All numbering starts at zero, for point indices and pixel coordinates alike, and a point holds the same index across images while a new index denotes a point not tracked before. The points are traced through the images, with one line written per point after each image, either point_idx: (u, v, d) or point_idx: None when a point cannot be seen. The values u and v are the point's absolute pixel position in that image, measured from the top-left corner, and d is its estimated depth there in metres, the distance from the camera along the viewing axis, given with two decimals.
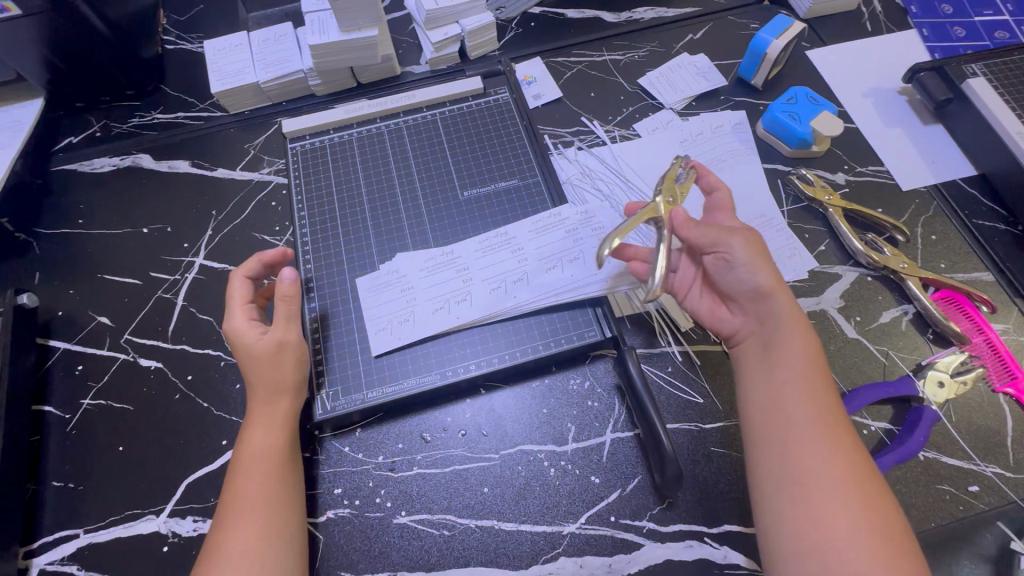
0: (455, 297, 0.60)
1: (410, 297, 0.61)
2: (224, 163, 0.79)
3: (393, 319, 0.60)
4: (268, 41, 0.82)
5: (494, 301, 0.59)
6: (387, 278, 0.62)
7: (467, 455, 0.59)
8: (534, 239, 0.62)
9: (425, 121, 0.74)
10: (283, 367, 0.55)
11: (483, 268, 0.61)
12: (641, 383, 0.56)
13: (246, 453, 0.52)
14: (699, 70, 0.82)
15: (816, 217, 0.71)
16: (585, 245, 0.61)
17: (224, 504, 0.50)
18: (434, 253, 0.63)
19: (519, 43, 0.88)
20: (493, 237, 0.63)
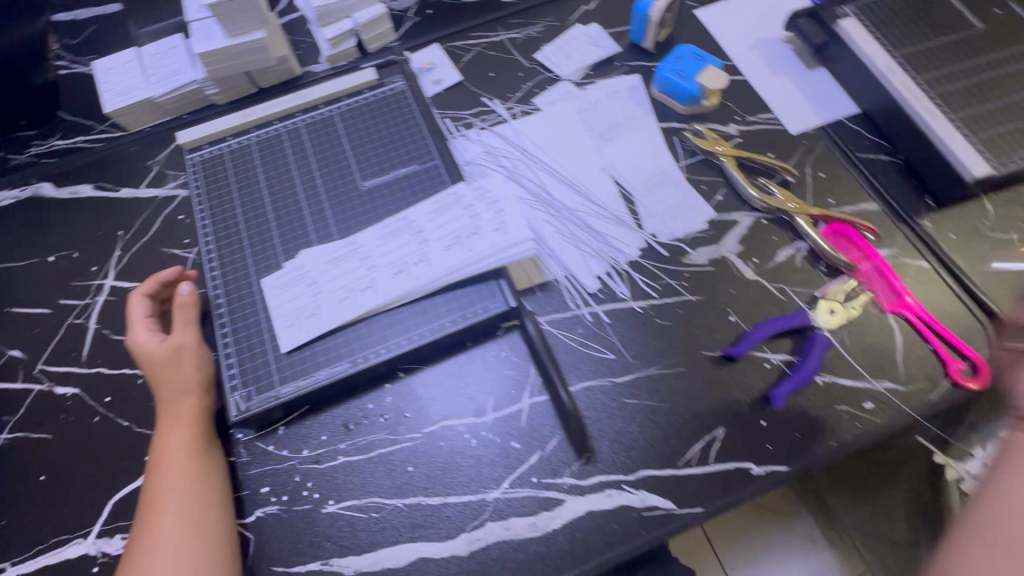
0: (360, 285, 0.61)
1: (315, 291, 0.61)
2: (127, 182, 0.78)
3: (300, 314, 0.60)
4: (159, 55, 0.81)
5: (397, 284, 0.60)
6: (292, 275, 0.63)
7: (390, 437, 0.60)
8: (434, 220, 0.63)
9: (322, 117, 0.74)
10: (183, 369, 0.60)
11: (385, 254, 0.62)
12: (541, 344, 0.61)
13: (161, 457, 0.57)
14: (592, 39, 0.84)
15: (713, 169, 0.73)
16: (482, 219, 0.62)
17: (146, 501, 0.56)
18: (337, 245, 0.64)
19: (417, 31, 0.88)
20: (394, 224, 0.64)
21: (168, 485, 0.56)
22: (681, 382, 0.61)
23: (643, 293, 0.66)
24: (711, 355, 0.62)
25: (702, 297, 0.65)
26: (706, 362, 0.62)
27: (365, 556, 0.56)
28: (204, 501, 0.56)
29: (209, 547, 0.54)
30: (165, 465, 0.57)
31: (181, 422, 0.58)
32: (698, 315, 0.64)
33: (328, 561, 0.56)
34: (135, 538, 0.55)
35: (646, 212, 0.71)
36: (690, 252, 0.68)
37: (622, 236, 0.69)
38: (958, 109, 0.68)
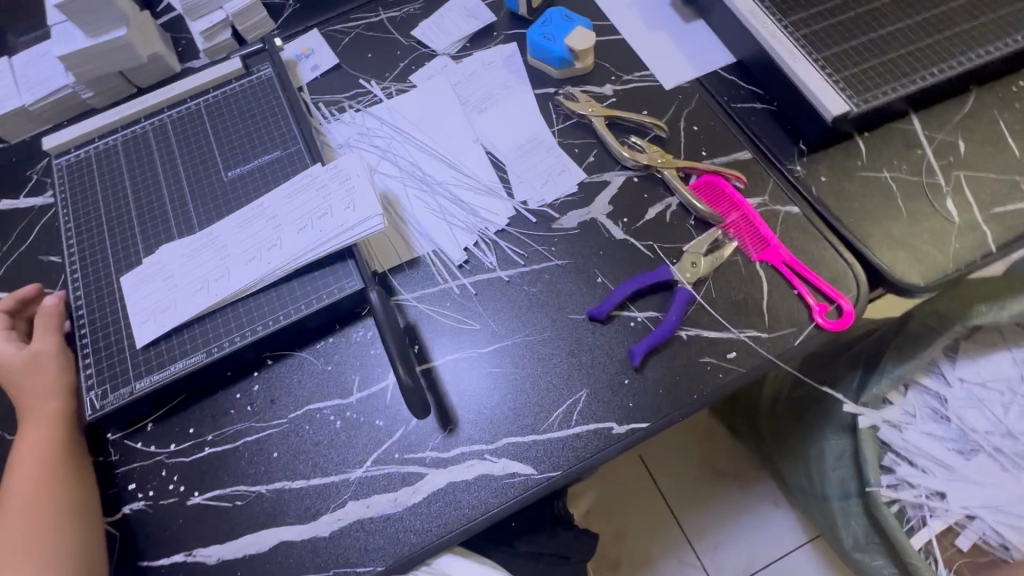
0: (214, 275, 0.60)
1: (171, 285, 0.61)
2: (6, 193, 0.78)
3: (155, 309, 0.60)
4: (30, 63, 0.80)
5: (249, 271, 0.60)
6: (150, 272, 0.62)
7: (257, 425, 0.60)
8: (288, 203, 0.62)
9: (188, 111, 0.73)
10: (46, 374, 0.60)
11: (239, 242, 0.62)
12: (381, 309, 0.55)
13: (18, 461, 0.56)
14: (469, 10, 0.82)
15: (586, 131, 0.72)
16: (333, 198, 0.61)
17: (3, 509, 0.55)
18: (194, 238, 0.63)
19: (295, 17, 0.86)
20: (250, 211, 0.63)
21: (25, 491, 0.55)
22: (547, 347, 0.60)
23: (510, 262, 0.65)
24: (577, 318, 0.61)
25: (568, 260, 0.64)
26: (571, 325, 0.61)
27: (229, 544, 0.55)
28: (63, 506, 0.55)
29: (68, 549, 0.53)
30: (21, 471, 0.56)
31: (40, 427, 0.57)
32: (565, 279, 0.63)
33: (192, 552, 0.56)
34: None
35: (516, 179, 0.70)
36: (559, 217, 0.67)
37: (492, 206, 0.68)
38: (824, 48, 0.66)
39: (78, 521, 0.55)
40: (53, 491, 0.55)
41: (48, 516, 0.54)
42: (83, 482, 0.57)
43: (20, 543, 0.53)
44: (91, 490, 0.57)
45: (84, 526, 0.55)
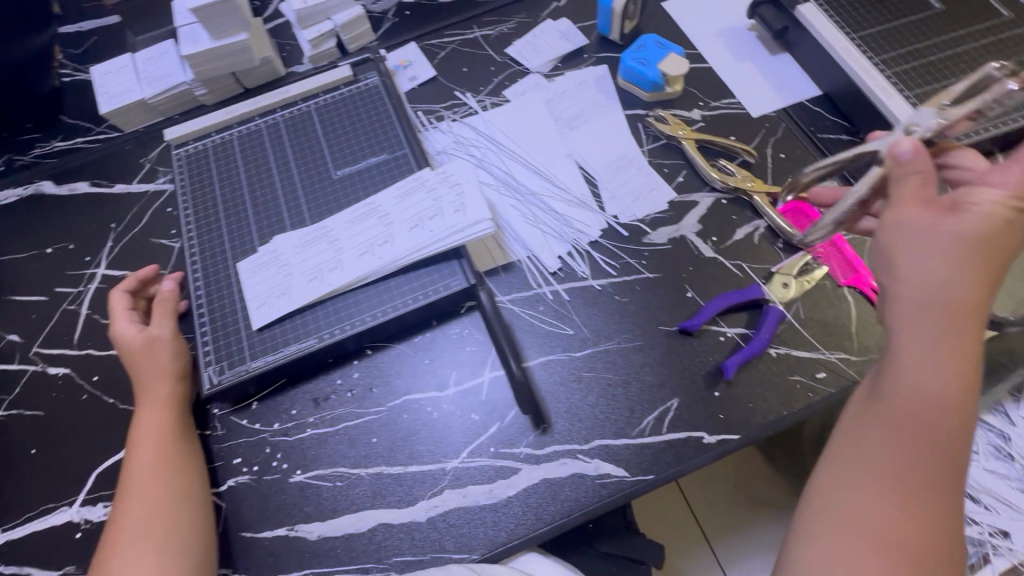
0: (328, 267, 0.64)
1: (286, 272, 0.65)
2: (121, 178, 0.83)
3: (271, 294, 0.64)
4: (151, 60, 0.86)
5: (362, 264, 0.64)
6: (264, 259, 0.66)
7: (357, 411, 0.63)
8: (399, 203, 0.66)
9: (300, 112, 0.78)
10: (165, 357, 0.64)
11: (352, 237, 0.66)
12: (493, 316, 0.61)
13: (138, 439, 0.60)
14: (562, 33, 0.87)
15: (675, 152, 0.75)
16: (444, 200, 0.65)
17: (125, 482, 0.58)
18: (307, 230, 0.67)
19: (395, 31, 0.92)
20: (362, 209, 0.67)
21: (146, 467, 0.58)
22: (638, 356, 0.63)
23: (602, 272, 0.68)
24: (667, 330, 0.64)
25: (659, 274, 0.67)
26: (661, 336, 0.63)
27: (330, 522, 0.58)
28: (182, 483, 0.57)
29: (187, 523, 0.55)
30: (143, 446, 0.59)
31: (160, 407, 0.61)
32: (655, 291, 0.66)
33: (294, 527, 0.58)
34: (114, 521, 0.56)
35: (607, 194, 0.73)
36: (650, 232, 0.70)
37: (585, 218, 0.71)
38: (919, 86, 0.69)
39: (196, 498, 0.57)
40: (174, 467, 0.58)
41: (169, 490, 0.56)
42: (198, 462, 0.60)
43: (138, 519, 0.55)
44: (203, 471, 0.60)
45: (201, 503, 0.57)
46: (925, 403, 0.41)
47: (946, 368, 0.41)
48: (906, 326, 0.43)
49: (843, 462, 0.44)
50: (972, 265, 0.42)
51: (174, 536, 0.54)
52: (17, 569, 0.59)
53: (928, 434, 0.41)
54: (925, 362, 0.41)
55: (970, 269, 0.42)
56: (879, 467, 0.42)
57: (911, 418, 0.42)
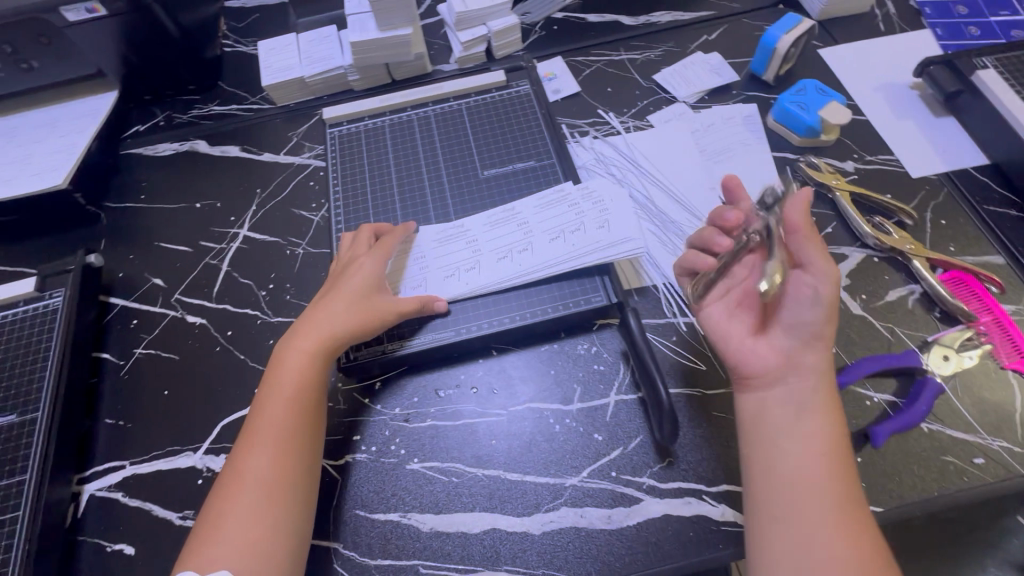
0: (466, 266, 0.68)
1: (422, 265, 0.69)
2: (269, 148, 0.88)
3: (408, 283, 0.68)
4: (313, 42, 0.91)
5: (498, 269, 0.67)
6: (402, 249, 0.70)
7: (478, 410, 0.63)
8: (540, 213, 0.70)
9: (451, 109, 0.83)
10: (334, 312, 0.61)
11: (491, 240, 0.69)
12: (642, 341, 0.61)
13: (279, 390, 0.57)
14: (712, 67, 0.87)
15: (824, 202, 0.73)
16: (587, 217, 0.68)
17: (252, 421, 0.57)
18: (444, 227, 0.71)
19: (542, 43, 0.94)
20: (501, 212, 0.71)
21: (279, 421, 0.56)
22: None
23: None
24: None
25: None
26: None
27: (442, 517, 0.57)
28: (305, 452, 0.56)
29: (292, 491, 0.54)
30: (281, 393, 0.57)
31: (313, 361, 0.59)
32: None
33: (406, 515, 0.58)
34: (231, 454, 0.56)
35: None
36: None
37: None
38: None
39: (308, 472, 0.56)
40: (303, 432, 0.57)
41: (294, 454, 0.55)
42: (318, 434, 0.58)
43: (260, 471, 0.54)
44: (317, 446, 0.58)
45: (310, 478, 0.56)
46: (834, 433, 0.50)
47: (833, 401, 0.51)
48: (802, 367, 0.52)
49: (790, 497, 0.48)
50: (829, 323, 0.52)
51: (280, 506, 0.53)
52: (139, 503, 0.61)
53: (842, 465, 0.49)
54: (822, 394, 0.51)
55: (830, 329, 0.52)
56: (825, 495, 0.47)
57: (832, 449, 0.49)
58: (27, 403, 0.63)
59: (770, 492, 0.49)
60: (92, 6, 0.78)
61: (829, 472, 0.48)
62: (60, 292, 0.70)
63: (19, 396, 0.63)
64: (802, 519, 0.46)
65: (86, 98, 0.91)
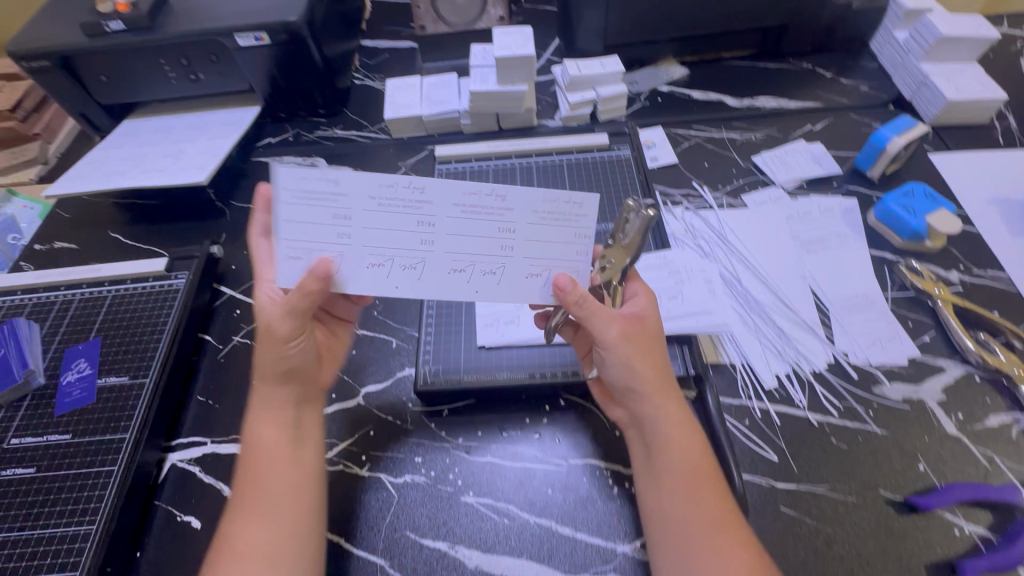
0: (404, 261, 0.52)
1: (342, 234, 0.50)
2: (379, 174, 0.96)
3: (315, 247, 0.50)
4: (436, 86, 1.00)
5: (447, 284, 0.53)
6: (323, 196, 0.48)
7: (538, 455, 0.64)
8: (536, 232, 0.51)
9: (553, 163, 0.89)
10: (273, 356, 0.58)
11: (453, 240, 0.51)
12: (718, 422, 0.61)
13: (260, 438, 0.58)
14: (814, 156, 0.87)
15: (924, 309, 0.70)
16: (582, 265, 0.54)
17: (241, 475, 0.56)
18: (396, 181, 0.48)
19: (645, 113, 0.98)
20: (489, 197, 0.50)
21: (267, 460, 0.56)
22: (852, 515, 0.57)
23: (822, 409, 0.63)
24: (888, 497, 0.58)
25: (887, 432, 0.61)
26: (882, 501, 0.57)
27: (489, 557, 0.58)
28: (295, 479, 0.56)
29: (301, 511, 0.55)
30: (261, 438, 0.58)
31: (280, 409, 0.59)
32: (879, 449, 0.60)
33: (455, 547, 0.58)
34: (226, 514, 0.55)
35: (839, 328, 0.69)
36: (883, 382, 0.65)
37: (812, 345, 0.68)
38: None
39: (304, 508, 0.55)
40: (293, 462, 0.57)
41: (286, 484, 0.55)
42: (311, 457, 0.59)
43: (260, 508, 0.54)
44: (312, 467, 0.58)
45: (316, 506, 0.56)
46: (688, 465, 0.53)
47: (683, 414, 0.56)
48: (638, 407, 0.57)
49: (668, 533, 0.51)
50: (641, 350, 0.56)
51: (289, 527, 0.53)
52: (213, 481, 0.65)
53: (695, 477, 0.52)
54: (671, 425, 0.55)
55: (647, 355, 0.57)
56: (688, 514, 0.51)
57: (680, 466, 0.53)
58: (139, 368, 0.70)
59: (655, 527, 0.52)
60: (260, 35, 0.90)
61: (702, 510, 0.51)
62: (184, 274, 0.79)
63: (134, 361, 0.71)
64: (679, 554, 0.50)
65: (235, 109, 1.04)
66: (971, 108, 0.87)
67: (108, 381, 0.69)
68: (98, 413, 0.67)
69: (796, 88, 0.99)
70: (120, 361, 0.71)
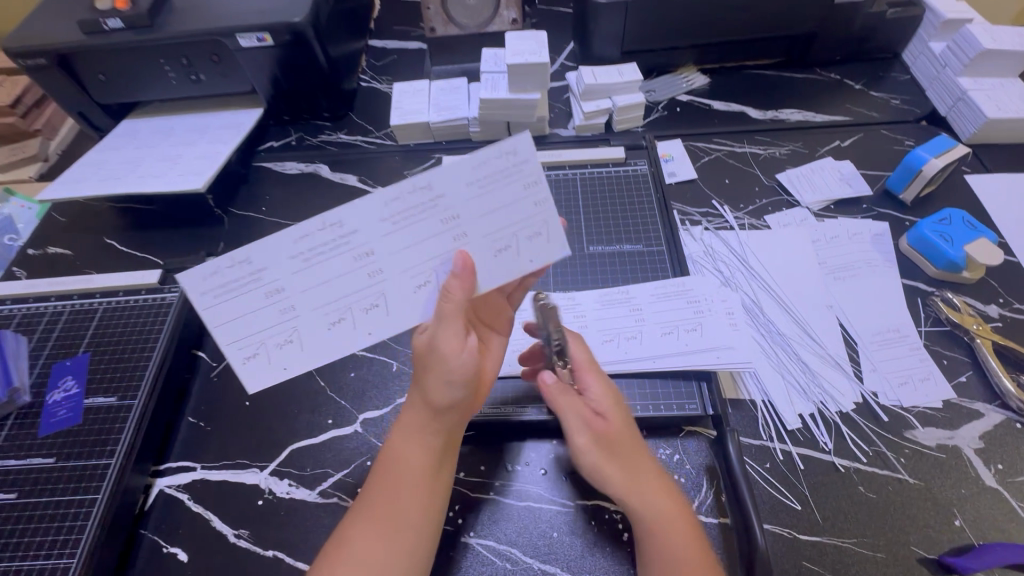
0: (363, 303, 0.50)
1: (284, 308, 0.49)
2: (384, 183, 0.93)
3: (263, 339, 0.50)
4: (445, 91, 0.96)
5: (418, 301, 0.51)
6: (245, 280, 0.48)
7: (544, 494, 0.60)
8: (478, 208, 0.48)
9: (565, 177, 0.85)
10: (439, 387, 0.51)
11: (400, 257, 0.49)
12: (739, 468, 0.56)
13: (402, 456, 0.53)
14: (842, 176, 0.82)
15: (959, 345, 0.66)
16: (543, 226, 0.50)
17: (374, 477, 0.54)
18: (312, 228, 0.46)
19: (663, 124, 0.94)
20: (413, 194, 0.46)
21: (403, 474, 0.53)
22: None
23: (849, 454, 0.59)
24: (921, 555, 0.53)
25: (920, 481, 0.57)
26: (913, 560, 0.53)
27: None
28: (420, 508, 0.52)
29: (417, 538, 0.51)
30: (408, 457, 0.53)
31: (416, 427, 0.54)
32: (911, 500, 0.56)
33: None
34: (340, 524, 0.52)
35: (868, 364, 0.65)
36: (916, 426, 0.60)
37: (838, 382, 0.64)
38: None
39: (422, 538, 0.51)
40: (424, 491, 0.53)
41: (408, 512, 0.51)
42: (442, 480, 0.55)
43: (376, 519, 0.51)
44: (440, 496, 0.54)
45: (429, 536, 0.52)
46: (688, 539, 0.49)
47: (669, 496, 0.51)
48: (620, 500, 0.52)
49: None
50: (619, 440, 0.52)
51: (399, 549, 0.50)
52: (201, 510, 0.62)
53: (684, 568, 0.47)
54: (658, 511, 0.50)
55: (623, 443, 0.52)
56: None
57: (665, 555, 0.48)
58: (128, 388, 0.67)
59: None
60: (262, 36, 0.86)
61: None
62: (177, 288, 0.75)
63: (123, 380, 0.67)
64: None
65: (237, 111, 1.00)
66: (1012, 128, 0.82)
67: (95, 402, 0.66)
68: (83, 436, 0.64)
69: (823, 101, 0.94)
70: (108, 380, 0.68)
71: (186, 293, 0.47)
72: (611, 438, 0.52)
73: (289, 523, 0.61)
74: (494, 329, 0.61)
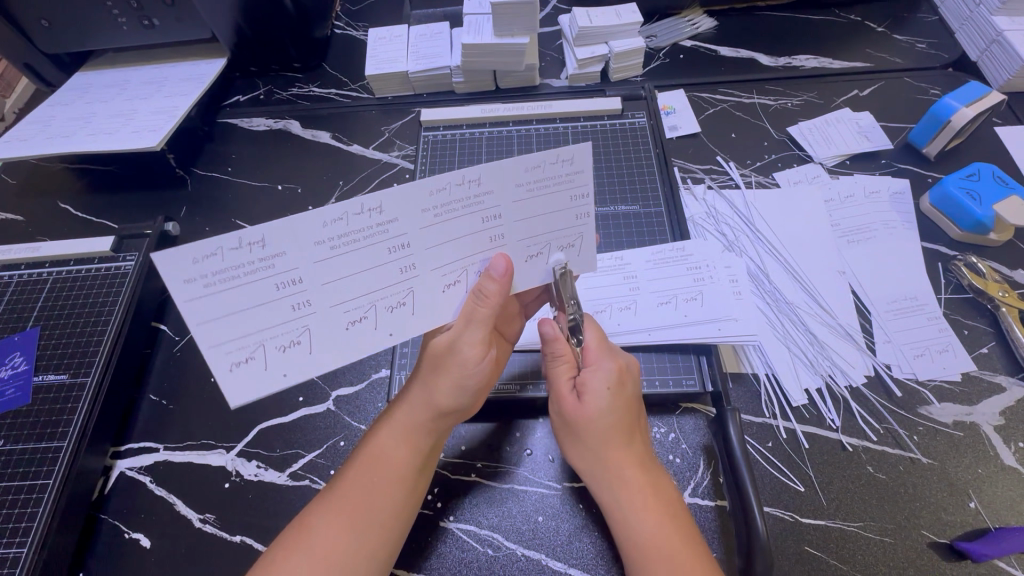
0: (386, 302, 0.42)
1: (298, 303, 0.40)
2: (360, 140, 0.85)
3: (266, 339, 0.40)
4: (425, 37, 0.87)
5: (447, 302, 0.45)
6: (253, 268, 0.37)
7: (529, 476, 0.56)
8: (525, 210, 0.42)
9: (557, 132, 0.78)
10: (450, 387, 0.48)
11: (436, 253, 0.42)
12: (741, 450, 0.51)
13: (386, 448, 0.50)
14: (860, 128, 0.75)
15: (982, 314, 0.61)
16: (583, 232, 0.45)
17: (350, 465, 0.50)
18: (350, 210, 0.37)
19: (665, 72, 0.85)
20: (459, 187, 0.39)
21: (384, 469, 0.49)
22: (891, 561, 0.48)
23: (859, 433, 0.55)
24: (932, 540, 0.49)
25: (933, 460, 0.53)
26: (926, 546, 0.49)
27: None
28: (394, 507, 0.48)
29: (383, 536, 0.47)
30: (392, 451, 0.49)
31: (409, 426, 0.50)
32: (925, 482, 0.52)
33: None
34: (304, 510, 0.48)
35: (881, 335, 0.60)
36: (932, 403, 0.56)
37: (849, 355, 0.59)
38: None
39: (387, 541, 0.47)
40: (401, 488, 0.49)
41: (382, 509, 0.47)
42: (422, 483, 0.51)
43: (343, 510, 0.47)
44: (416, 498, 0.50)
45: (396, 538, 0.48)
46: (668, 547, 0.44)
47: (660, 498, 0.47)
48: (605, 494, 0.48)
49: None
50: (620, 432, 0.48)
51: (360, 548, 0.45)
52: (164, 493, 0.58)
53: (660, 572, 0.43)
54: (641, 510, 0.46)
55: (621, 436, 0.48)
56: None
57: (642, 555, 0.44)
58: (80, 365, 0.62)
59: None
60: None
61: None
62: (133, 257, 0.69)
63: (75, 356, 0.62)
64: None
65: (198, 61, 0.91)
66: None
67: (45, 379, 0.61)
68: (34, 416, 0.59)
69: (842, 45, 0.85)
70: (59, 356, 0.63)
71: (167, 278, 0.35)
72: (588, 424, 0.48)
73: (257, 508, 0.57)
74: (506, 338, 0.58)
